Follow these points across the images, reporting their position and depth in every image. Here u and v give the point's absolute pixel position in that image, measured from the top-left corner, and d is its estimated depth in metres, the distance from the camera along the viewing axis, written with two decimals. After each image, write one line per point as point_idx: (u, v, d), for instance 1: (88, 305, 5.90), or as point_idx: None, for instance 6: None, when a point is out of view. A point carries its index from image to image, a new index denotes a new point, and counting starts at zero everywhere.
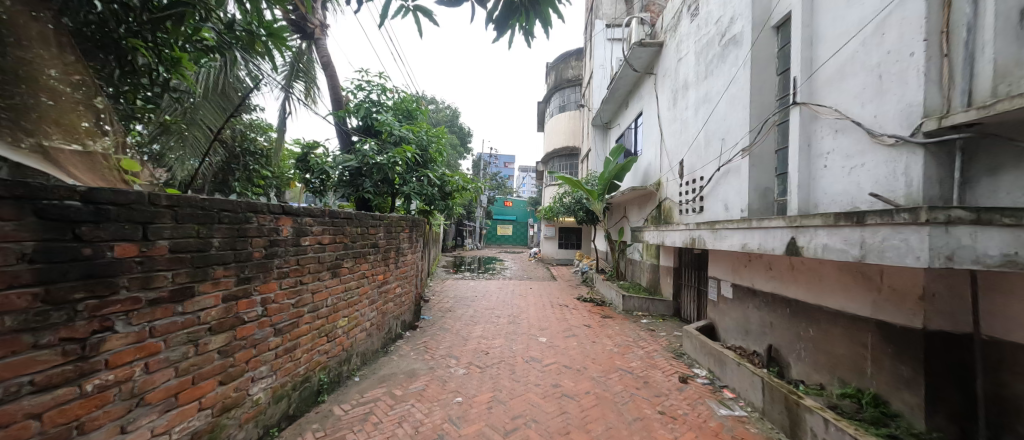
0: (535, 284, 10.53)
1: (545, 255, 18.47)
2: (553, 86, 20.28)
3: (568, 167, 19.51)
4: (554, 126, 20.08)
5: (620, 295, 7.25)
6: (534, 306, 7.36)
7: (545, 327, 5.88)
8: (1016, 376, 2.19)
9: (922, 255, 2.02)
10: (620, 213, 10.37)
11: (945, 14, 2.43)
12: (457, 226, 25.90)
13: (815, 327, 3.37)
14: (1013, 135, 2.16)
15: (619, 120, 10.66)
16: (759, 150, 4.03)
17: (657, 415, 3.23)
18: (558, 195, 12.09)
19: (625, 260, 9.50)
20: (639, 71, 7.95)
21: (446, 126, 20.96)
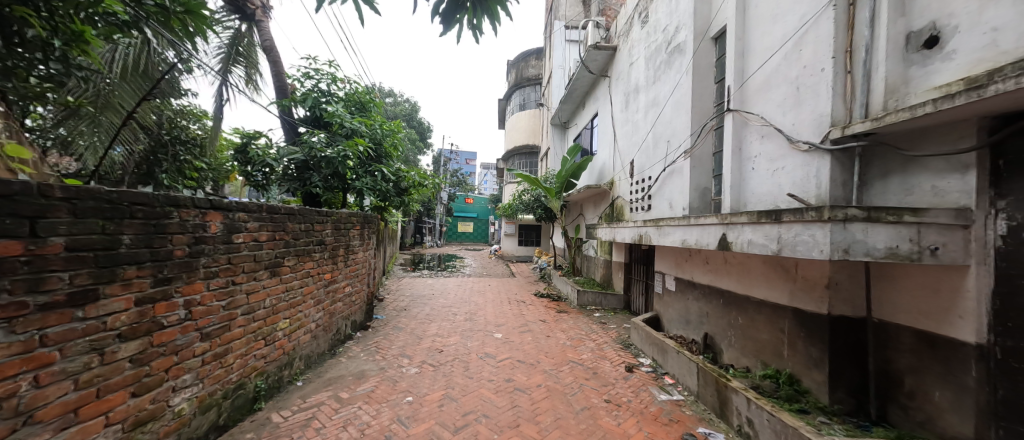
0: (495, 281, 10.56)
1: (506, 253, 18.58)
2: (514, 85, 20.36)
3: (528, 165, 19.81)
4: (516, 124, 20.20)
5: (576, 290, 7.45)
6: (491, 303, 7.38)
7: (501, 323, 5.91)
8: (898, 353, 2.57)
9: (825, 248, 2.32)
10: (576, 210, 10.67)
11: (848, 37, 2.77)
12: (416, 222, 25.35)
13: (744, 315, 3.69)
14: (902, 145, 2.54)
15: (576, 120, 10.94)
16: (699, 152, 4.33)
17: (603, 403, 3.37)
18: (518, 193, 12.19)
19: (581, 257, 9.77)
20: (595, 73, 8.19)
21: (405, 120, 20.35)
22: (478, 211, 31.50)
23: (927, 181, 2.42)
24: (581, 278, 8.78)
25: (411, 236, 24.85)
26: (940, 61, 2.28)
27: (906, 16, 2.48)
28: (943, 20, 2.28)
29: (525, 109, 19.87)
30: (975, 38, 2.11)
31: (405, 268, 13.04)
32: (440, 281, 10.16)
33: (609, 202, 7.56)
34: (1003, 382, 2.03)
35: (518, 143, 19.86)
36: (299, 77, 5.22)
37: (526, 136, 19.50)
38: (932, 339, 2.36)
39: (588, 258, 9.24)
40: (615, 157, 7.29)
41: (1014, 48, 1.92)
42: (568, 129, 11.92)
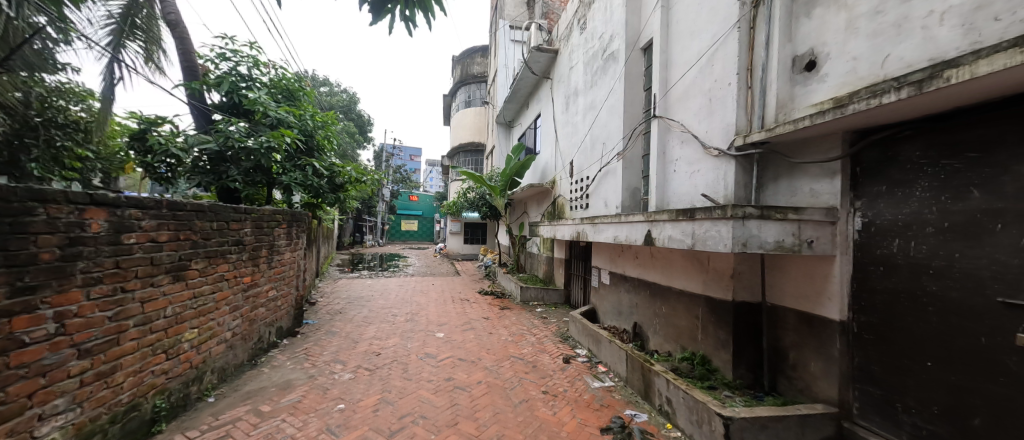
0: (439, 280, 10.37)
1: (451, 251, 18.39)
2: (459, 81, 20.12)
3: (473, 163, 19.83)
4: (461, 121, 20.02)
5: (519, 287, 7.60)
6: (434, 303, 7.24)
7: (444, 322, 5.85)
8: (785, 331, 3.03)
9: (729, 242, 2.63)
10: (519, 209, 10.88)
11: (749, 56, 3.15)
12: (355, 220, 23.97)
13: (666, 304, 4.05)
14: (788, 154, 2.99)
15: (520, 120, 11.12)
16: (630, 154, 4.65)
17: (541, 394, 3.49)
18: (463, 191, 12.16)
19: (525, 254, 10.00)
20: (538, 74, 8.38)
21: (341, 112, 19.08)
22: (423, 209, 30.88)
23: (806, 185, 2.89)
24: (525, 275, 8.99)
25: (351, 235, 23.46)
26: (817, 83, 2.72)
27: (792, 42, 2.91)
28: (819, 48, 2.73)
29: (471, 107, 19.77)
30: (841, 65, 2.57)
31: (343, 268, 12.27)
32: (380, 281, 9.75)
33: (551, 201, 7.82)
34: (858, 351, 2.57)
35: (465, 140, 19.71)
36: (213, 58, 4.67)
37: (473, 133, 19.46)
38: (809, 318, 2.84)
39: (531, 255, 9.49)
40: (556, 157, 7.55)
41: (870, 75, 2.38)
42: (513, 128, 12.12)
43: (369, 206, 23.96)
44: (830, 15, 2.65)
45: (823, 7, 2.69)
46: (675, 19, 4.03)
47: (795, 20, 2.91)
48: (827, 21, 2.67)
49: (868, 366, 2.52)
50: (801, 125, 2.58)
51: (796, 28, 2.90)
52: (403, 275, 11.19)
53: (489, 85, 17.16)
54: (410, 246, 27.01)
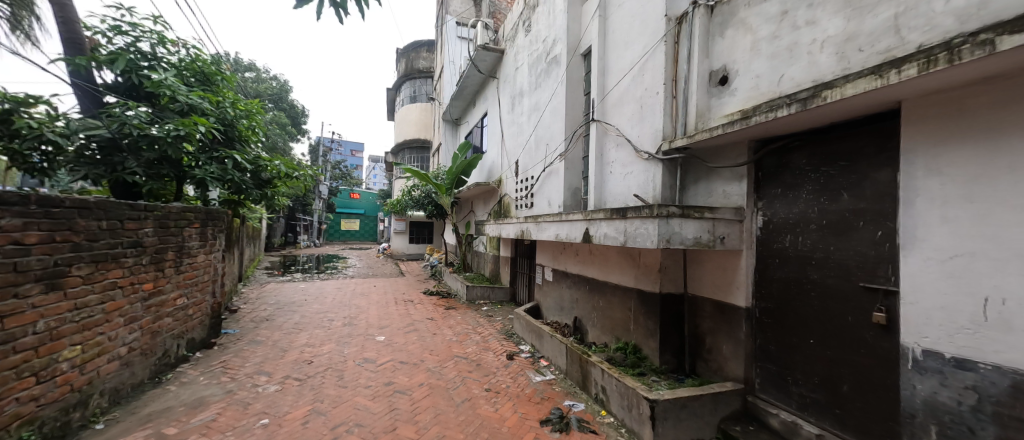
0: (381, 282, 9.94)
1: (395, 251, 17.75)
2: (403, 75, 19.50)
3: (418, 160, 19.36)
4: (406, 117, 19.40)
5: (465, 286, 7.55)
6: (375, 305, 6.93)
7: (385, 325, 5.63)
8: (703, 318, 3.37)
9: (655, 239, 2.86)
10: (466, 207, 10.81)
11: (674, 69, 3.45)
12: (287, 220, 22.05)
13: (603, 298, 4.28)
14: (705, 159, 3.32)
15: (467, 118, 11.04)
16: (571, 156, 4.84)
17: (483, 392, 3.51)
18: (407, 188, 11.86)
19: (472, 253, 9.98)
20: (485, 73, 8.37)
21: (269, 100, 17.40)
22: (365, 207, 29.62)
23: (720, 187, 3.23)
24: (471, 274, 8.97)
25: (282, 236, 21.54)
26: (729, 96, 3.06)
27: (709, 58, 3.24)
28: (729, 65, 3.08)
29: (416, 102, 19.27)
30: (746, 81, 2.92)
31: (271, 271, 11.24)
32: (314, 285, 9.07)
33: (497, 200, 7.88)
34: (759, 333, 2.96)
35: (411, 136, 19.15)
36: (104, 30, 4.02)
37: (419, 129, 18.99)
38: (722, 306, 3.19)
39: (477, 254, 9.50)
40: (502, 157, 7.62)
41: (769, 91, 2.74)
42: (459, 126, 12.01)
43: (303, 204, 22.21)
44: (739, 37, 3.00)
45: (733, 29, 3.04)
46: (610, 30, 4.27)
47: (710, 39, 3.24)
48: (736, 42, 3.01)
49: (767, 345, 2.91)
50: (715, 133, 2.87)
51: (711, 46, 3.23)
52: (341, 277, 10.56)
53: (435, 80, 16.85)
54: (353, 246, 25.57)
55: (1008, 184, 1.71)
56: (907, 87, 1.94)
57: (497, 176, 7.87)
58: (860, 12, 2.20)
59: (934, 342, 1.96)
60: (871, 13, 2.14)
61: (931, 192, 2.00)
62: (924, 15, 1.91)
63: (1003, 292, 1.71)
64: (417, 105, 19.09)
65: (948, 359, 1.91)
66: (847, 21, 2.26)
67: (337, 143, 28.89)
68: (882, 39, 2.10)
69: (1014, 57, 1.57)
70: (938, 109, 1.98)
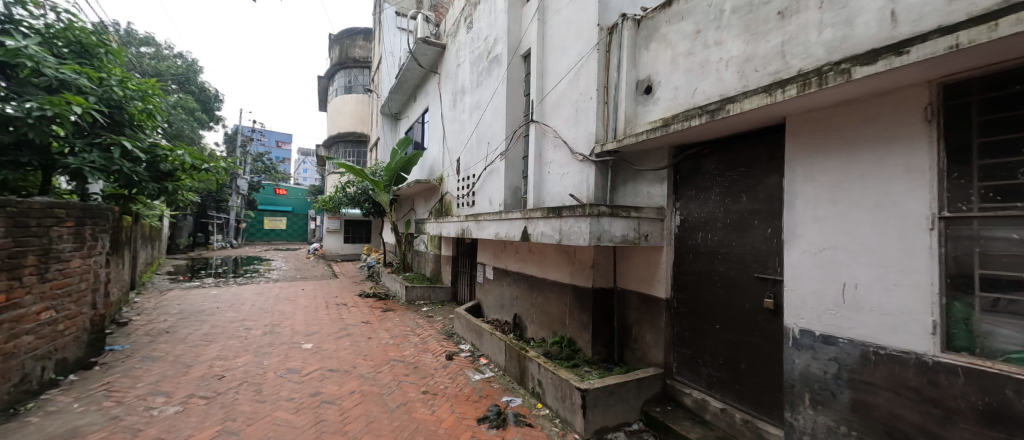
0: (311, 285, 9.22)
1: (328, 251, 16.65)
2: (337, 63, 18.31)
3: (353, 154, 18.31)
4: (340, 108, 18.21)
5: (404, 287, 7.30)
6: (302, 311, 6.42)
7: (313, 331, 5.24)
8: (630, 310, 3.63)
9: (587, 237, 3.00)
10: (406, 205, 10.46)
11: (605, 76, 3.65)
12: (198, 218, 19.44)
13: (541, 295, 4.41)
14: (632, 162, 3.59)
15: (408, 112, 10.65)
16: (512, 155, 4.91)
17: (420, 395, 3.43)
18: (341, 185, 11.22)
19: (413, 253, 9.69)
20: (425, 68, 8.14)
21: (171, 81, 15.12)
22: (293, 204, 27.43)
23: (645, 189, 3.51)
24: (411, 274, 8.71)
25: (190, 236, 18.92)
26: (652, 104, 3.32)
27: (636, 68, 3.48)
28: (653, 76, 3.33)
29: (352, 93, 18.18)
30: (667, 92, 3.18)
31: (174, 277, 9.80)
32: (229, 291, 8.11)
33: (438, 197, 7.73)
34: (677, 321, 3.26)
35: (346, 129, 18.01)
36: None
37: (356, 122, 17.95)
38: (646, 298, 3.46)
39: (418, 253, 9.24)
40: (443, 154, 7.48)
41: (685, 102, 3.02)
42: (399, 121, 11.56)
43: (217, 200, 19.74)
44: (661, 50, 3.26)
45: (656, 43, 3.30)
46: (548, 34, 4.39)
47: (637, 51, 3.49)
48: (659, 56, 3.28)
49: (683, 332, 3.21)
50: (641, 138, 3.10)
51: (638, 57, 3.48)
52: (264, 281, 9.58)
53: (372, 71, 16.04)
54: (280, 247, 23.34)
55: (860, 189, 2.09)
56: (792, 105, 2.27)
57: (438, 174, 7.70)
58: (756, 37, 2.52)
59: (808, 322, 2.33)
60: (764, 39, 2.47)
61: (806, 196, 2.36)
62: (803, 45, 2.25)
63: (854, 279, 2.09)
64: (354, 97, 18.02)
65: (818, 336, 2.28)
66: (746, 44, 2.58)
67: (261, 133, 26.17)
68: (771, 63, 2.43)
69: (867, 84, 1.92)
70: (810, 124, 2.36)
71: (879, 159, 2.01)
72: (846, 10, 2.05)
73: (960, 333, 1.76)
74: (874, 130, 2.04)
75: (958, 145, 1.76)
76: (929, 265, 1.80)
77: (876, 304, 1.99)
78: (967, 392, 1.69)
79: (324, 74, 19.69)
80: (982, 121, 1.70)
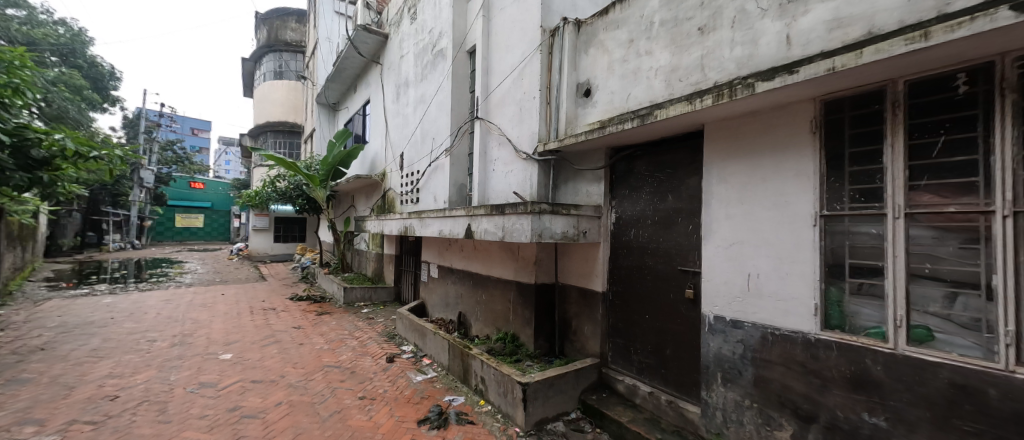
0: (233, 289, 8.34)
1: (254, 251, 15.23)
2: (265, 45, 16.76)
3: (285, 146, 16.94)
4: (269, 94, 16.71)
5: (341, 288, 6.91)
6: (221, 318, 5.79)
7: (234, 340, 4.76)
8: (571, 304, 3.77)
9: (529, 234, 3.06)
10: (346, 202, 9.91)
11: (547, 77, 3.74)
12: (88, 215, 16.60)
13: (485, 292, 4.42)
14: (572, 161, 3.73)
15: (348, 103, 10.05)
16: (457, 152, 4.85)
17: (356, 401, 3.27)
18: (270, 179, 10.32)
19: (353, 252, 9.21)
20: (366, 57, 7.73)
21: (48, 51, 12.70)
22: (213, 200, 24.65)
23: (584, 188, 3.67)
24: (351, 275, 8.28)
25: (76, 236, 16.07)
26: (591, 107, 3.47)
27: (576, 71, 3.61)
28: (592, 80, 3.48)
29: (283, 79, 16.77)
30: (604, 96, 3.34)
31: (54, 285, 8.27)
32: (127, 299, 7.04)
33: (381, 194, 7.40)
34: (612, 313, 3.45)
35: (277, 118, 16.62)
36: None
37: (288, 112, 16.66)
38: (585, 292, 3.63)
39: (359, 252, 8.80)
40: (386, 149, 7.17)
41: (620, 106, 3.19)
42: (338, 112, 10.91)
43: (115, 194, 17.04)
44: (599, 56, 3.41)
45: (595, 49, 3.45)
46: (493, 31, 4.40)
47: (577, 54, 3.62)
48: (597, 60, 3.43)
49: (617, 323, 3.41)
50: (579, 139, 3.22)
51: (578, 61, 3.61)
52: (174, 286, 8.48)
53: (307, 57, 14.96)
54: (199, 248, 20.85)
55: (762, 190, 2.36)
56: (710, 113, 2.50)
57: (380, 169, 7.37)
58: (681, 49, 2.73)
59: (720, 309, 2.58)
60: (687, 52, 2.69)
61: (719, 196, 2.61)
62: (718, 59, 2.49)
63: (757, 270, 2.36)
64: (285, 84, 16.70)
65: (728, 321, 2.54)
66: (672, 55, 2.79)
67: (172, 119, 23.07)
68: (693, 74, 2.65)
69: (769, 98, 2.18)
70: (723, 132, 2.61)
71: (777, 165, 2.29)
72: (753, 31, 2.30)
73: (835, 314, 2.07)
74: (773, 139, 2.32)
75: (835, 154, 2.08)
76: (813, 256, 2.11)
77: (774, 291, 2.28)
78: (839, 363, 2.01)
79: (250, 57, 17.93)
80: (852, 134, 2.02)
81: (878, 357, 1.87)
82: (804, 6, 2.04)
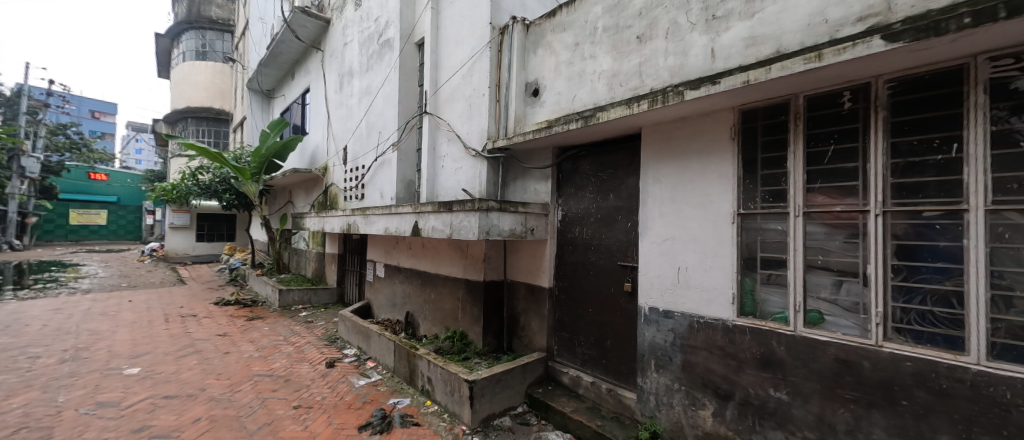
0: (144, 295, 7.38)
1: (169, 252, 13.57)
2: (185, 21, 14.98)
3: (211, 135, 15.35)
4: (191, 77, 14.99)
5: (276, 291, 6.42)
6: (126, 328, 5.10)
7: (143, 352, 4.21)
8: (519, 300, 3.84)
9: (476, 231, 3.05)
10: (283, 197, 9.20)
11: (497, 75, 3.75)
12: None
13: (434, 290, 4.35)
14: (521, 160, 3.79)
15: (285, 91, 9.30)
16: (405, 147, 4.71)
17: (289, 411, 3.05)
18: (192, 171, 9.28)
19: (291, 252, 8.59)
20: (305, 42, 7.21)
21: None
22: (119, 193, 21.58)
23: (532, 186, 3.74)
24: (288, 276, 7.72)
25: None
26: (539, 107, 3.53)
27: (525, 71, 3.65)
28: (540, 80, 3.54)
29: (208, 60, 15.13)
30: (551, 96, 3.42)
31: None
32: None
33: (322, 189, 6.96)
34: (557, 307, 3.57)
35: (202, 104, 14.97)
36: None
37: (214, 97, 15.12)
38: (533, 288, 3.71)
39: (298, 252, 8.22)
40: (328, 142, 6.74)
41: (566, 107, 3.28)
42: (274, 100, 10.08)
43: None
44: (546, 56, 3.48)
45: (543, 50, 3.51)
46: (442, 25, 4.31)
47: (526, 54, 3.66)
48: (545, 61, 3.49)
49: (563, 317, 3.53)
50: (527, 137, 3.27)
51: (527, 60, 3.66)
52: (66, 293, 7.30)
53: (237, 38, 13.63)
54: (101, 249, 18.18)
55: (690, 190, 2.56)
56: (646, 117, 2.65)
57: (322, 163, 6.93)
58: (622, 55, 2.87)
59: (654, 301, 2.76)
60: (627, 58, 2.83)
61: (654, 195, 2.79)
62: (654, 67, 2.65)
63: (685, 263, 2.56)
64: (211, 66, 15.06)
65: (660, 311, 2.72)
66: (614, 60, 2.92)
67: (65, 98, 19.79)
68: (632, 80, 2.79)
69: (696, 106, 2.37)
70: (657, 135, 2.78)
71: (703, 167, 2.49)
72: (683, 42, 2.48)
73: (748, 302, 2.31)
74: (700, 143, 2.52)
75: (750, 158, 2.31)
76: (731, 250, 2.33)
77: (699, 283, 2.49)
78: (751, 346, 2.24)
79: (166, 33, 15.91)
80: (765, 140, 2.25)
81: (782, 339, 2.12)
82: (726, 23, 2.24)
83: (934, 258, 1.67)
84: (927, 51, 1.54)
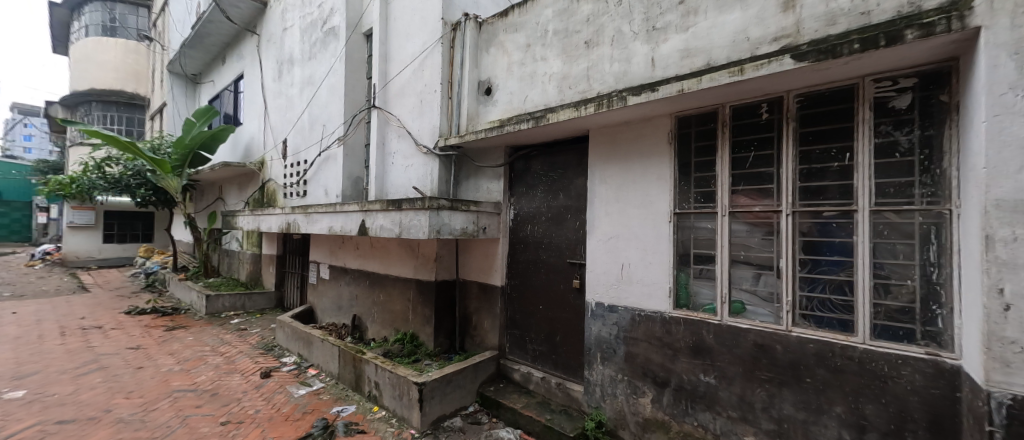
0: (34, 306, 6.34)
1: (67, 256, 11.76)
2: None
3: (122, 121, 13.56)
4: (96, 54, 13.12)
5: (203, 297, 5.84)
6: (8, 345, 4.35)
7: (30, 372, 3.63)
8: (472, 300, 3.82)
9: (426, 230, 2.99)
10: (213, 194, 8.36)
11: (449, 71, 3.69)
12: None
13: (383, 292, 4.19)
14: (473, 158, 3.77)
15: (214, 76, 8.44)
16: (352, 142, 4.50)
17: (216, 428, 2.79)
18: (98, 162, 8.13)
19: (223, 253, 7.83)
20: (237, 23, 6.60)
21: None
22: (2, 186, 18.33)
23: (485, 184, 3.73)
24: (218, 280, 7.05)
25: None
26: (491, 105, 3.53)
27: (478, 69, 3.63)
28: (492, 79, 3.54)
29: (118, 37, 13.33)
30: (503, 95, 3.43)
31: None
32: None
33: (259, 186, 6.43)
34: (509, 305, 3.60)
35: (110, 86, 13.17)
36: None
37: (125, 79, 13.39)
38: (486, 287, 3.71)
39: (230, 254, 7.53)
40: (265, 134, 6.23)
41: (518, 107, 3.31)
42: (202, 86, 9.13)
43: None
44: (499, 56, 3.49)
45: (495, 49, 3.51)
46: (391, 16, 4.17)
47: (478, 52, 3.64)
48: (498, 60, 3.50)
49: (514, 315, 3.57)
50: (479, 135, 3.26)
51: (479, 59, 3.64)
52: None
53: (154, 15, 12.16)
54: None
55: (633, 190, 2.70)
56: (594, 120, 2.75)
57: (258, 157, 6.39)
58: (571, 59, 2.95)
59: (600, 296, 2.88)
60: (576, 62, 2.91)
61: (600, 195, 2.90)
62: (600, 72, 2.76)
63: (628, 260, 2.70)
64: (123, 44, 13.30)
65: (605, 306, 2.85)
66: (564, 63, 3.00)
67: None
68: (580, 83, 2.88)
69: (638, 111, 2.50)
70: (604, 137, 2.90)
71: (644, 168, 2.64)
72: (626, 50, 2.60)
73: (683, 295, 2.48)
74: (642, 146, 2.66)
75: (685, 161, 2.48)
76: (668, 247, 2.49)
77: (640, 278, 2.63)
78: (685, 336, 2.41)
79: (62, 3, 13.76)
80: (697, 145, 2.43)
81: (710, 328, 2.30)
82: (665, 35, 2.39)
83: (831, 252, 1.91)
84: (827, 71, 1.75)
